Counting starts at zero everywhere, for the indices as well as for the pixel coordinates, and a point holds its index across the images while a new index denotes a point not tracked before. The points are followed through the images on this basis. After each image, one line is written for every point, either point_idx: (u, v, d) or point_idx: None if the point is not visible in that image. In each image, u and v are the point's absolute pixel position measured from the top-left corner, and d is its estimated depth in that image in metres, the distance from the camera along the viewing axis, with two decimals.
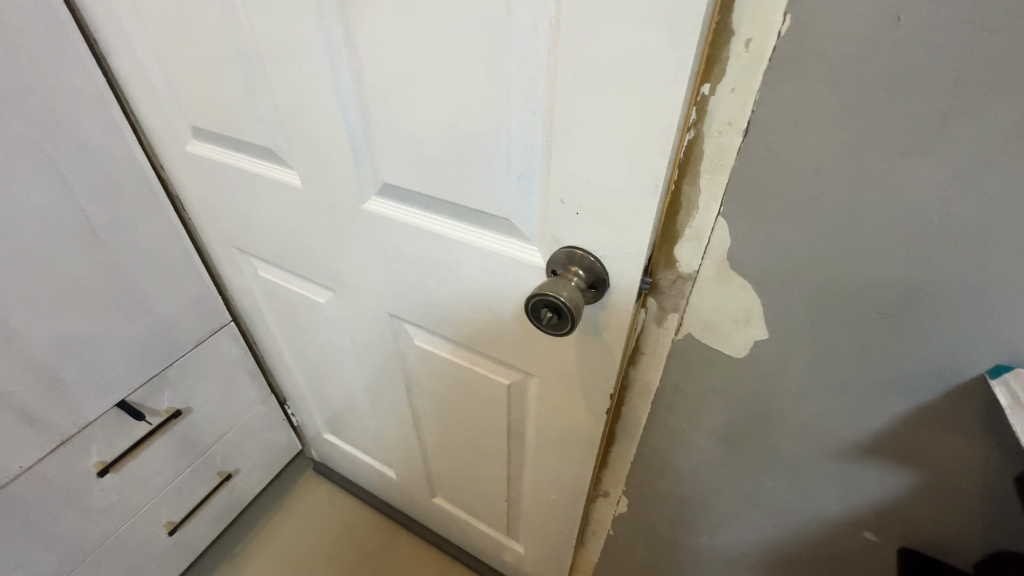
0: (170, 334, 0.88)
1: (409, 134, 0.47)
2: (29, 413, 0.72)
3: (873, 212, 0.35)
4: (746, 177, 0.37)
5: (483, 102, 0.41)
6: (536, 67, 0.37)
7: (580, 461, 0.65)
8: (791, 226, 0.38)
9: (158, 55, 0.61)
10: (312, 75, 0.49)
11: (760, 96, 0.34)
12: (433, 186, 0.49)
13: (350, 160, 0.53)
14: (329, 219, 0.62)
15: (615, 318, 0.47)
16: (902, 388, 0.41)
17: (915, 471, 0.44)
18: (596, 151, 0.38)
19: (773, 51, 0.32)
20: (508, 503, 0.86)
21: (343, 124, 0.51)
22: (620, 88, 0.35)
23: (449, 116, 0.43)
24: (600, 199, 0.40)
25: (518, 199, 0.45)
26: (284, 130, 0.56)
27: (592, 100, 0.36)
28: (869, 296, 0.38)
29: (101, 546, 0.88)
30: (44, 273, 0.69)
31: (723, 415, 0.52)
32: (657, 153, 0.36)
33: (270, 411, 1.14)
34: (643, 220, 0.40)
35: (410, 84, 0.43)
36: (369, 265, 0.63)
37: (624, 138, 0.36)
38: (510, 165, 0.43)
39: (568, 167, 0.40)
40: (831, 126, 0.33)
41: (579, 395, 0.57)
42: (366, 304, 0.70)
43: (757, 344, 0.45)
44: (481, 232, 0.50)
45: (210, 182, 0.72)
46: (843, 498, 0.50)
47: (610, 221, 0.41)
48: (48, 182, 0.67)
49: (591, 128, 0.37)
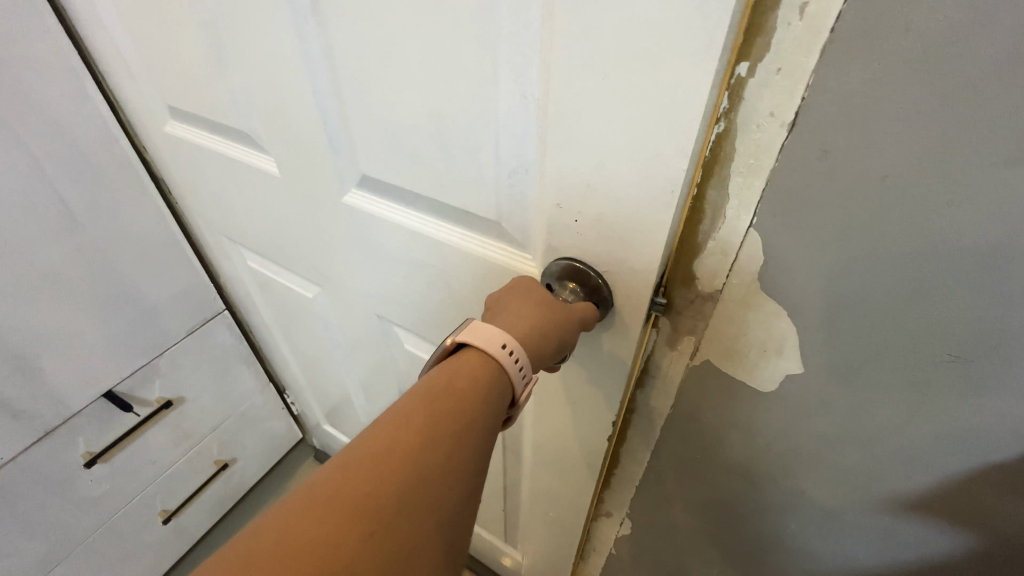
0: (161, 325, 0.84)
1: (387, 123, 0.40)
2: (10, 406, 0.69)
3: (952, 236, 0.27)
4: (789, 183, 0.30)
5: (466, 85, 0.34)
6: (530, 41, 0.30)
7: (579, 484, 0.60)
8: (842, 245, 0.31)
9: (125, 29, 0.55)
10: (281, 49, 0.42)
11: (814, 81, 0.26)
12: (416, 180, 0.42)
13: (328, 149, 0.47)
14: (310, 212, 0.56)
15: (620, 341, 0.40)
16: (967, 442, 0.34)
17: (971, 531, 0.38)
18: (600, 148, 0.31)
19: (836, 22, 0.24)
20: (504, 513, 0.82)
21: (317, 107, 0.44)
22: (631, 70, 0.27)
23: (428, 100, 0.36)
24: (606, 204, 0.33)
25: (509, 201, 0.38)
26: (258, 113, 0.50)
27: (596, 85, 0.29)
28: (936, 335, 0.31)
29: (93, 535, 0.87)
30: (20, 261, 0.65)
31: (745, 450, 0.45)
32: (675, 155, 0.29)
33: (269, 401, 1.11)
34: (657, 231, 0.33)
35: (384, 63, 0.37)
36: (354, 262, 0.58)
37: (636, 134, 0.29)
38: (499, 162, 0.36)
39: (569, 165, 0.33)
40: (907, 125, 0.25)
41: (579, 419, 0.51)
42: (354, 303, 0.65)
43: (790, 378, 0.38)
44: (467, 234, 0.44)
45: (191, 167, 0.67)
46: (877, 549, 0.44)
47: (617, 233, 0.34)
48: (20, 164, 0.62)
49: (594, 120, 0.30)
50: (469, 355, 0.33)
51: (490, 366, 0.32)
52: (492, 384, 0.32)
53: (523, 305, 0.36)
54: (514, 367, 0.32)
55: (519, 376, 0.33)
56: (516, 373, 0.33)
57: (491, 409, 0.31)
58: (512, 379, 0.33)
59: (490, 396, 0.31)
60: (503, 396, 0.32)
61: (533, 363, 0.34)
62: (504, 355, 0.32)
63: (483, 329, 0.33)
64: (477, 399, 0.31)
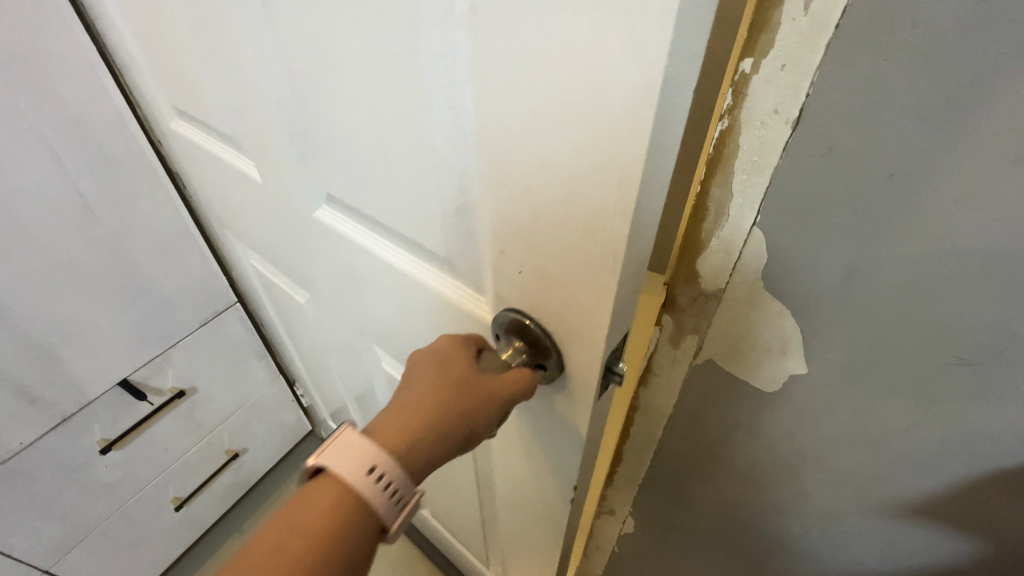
0: (174, 316, 0.85)
1: (342, 142, 0.39)
2: (28, 391, 0.71)
3: (963, 236, 0.27)
4: (795, 180, 0.29)
5: (407, 109, 0.32)
6: (461, 72, 0.28)
7: (546, 526, 0.58)
8: (847, 245, 0.30)
9: (128, 28, 0.55)
10: (248, 56, 0.41)
11: (820, 75, 0.26)
12: (380, 206, 0.41)
13: (299, 161, 0.47)
14: (296, 223, 0.56)
15: (570, 396, 0.40)
16: (974, 446, 0.34)
17: (977, 536, 0.38)
18: (536, 196, 0.29)
19: (841, 16, 0.24)
20: (486, 540, 0.80)
21: (285, 119, 0.43)
22: (561, 120, 0.25)
23: (374, 122, 0.35)
24: (550, 253, 0.31)
25: (458, 235, 0.36)
26: (240, 122, 0.50)
27: (526, 129, 0.26)
28: (943, 337, 0.30)
29: (107, 519, 0.89)
30: (39, 251, 0.66)
31: (748, 452, 0.45)
32: (610, 214, 0.27)
33: (279, 392, 1.12)
34: (601, 291, 0.31)
35: (332, 77, 0.35)
36: (336, 279, 0.57)
37: (570, 187, 0.27)
38: (443, 193, 0.34)
39: (512, 211, 0.31)
40: (915, 122, 0.25)
41: (539, 463, 0.50)
42: (342, 316, 0.65)
43: (794, 378, 0.38)
44: (422, 267, 0.43)
45: (198, 165, 0.68)
46: (880, 552, 0.44)
47: (564, 283, 0.32)
48: (40, 157, 0.63)
49: (527, 166, 0.28)
50: (328, 480, 0.33)
51: (353, 488, 0.33)
52: (352, 512, 0.33)
53: (393, 419, 0.36)
54: (379, 491, 0.33)
55: (388, 500, 0.34)
56: (384, 493, 0.34)
57: (342, 550, 0.32)
58: (376, 507, 0.33)
59: (343, 534, 0.32)
60: (365, 525, 0.33)
61: (406, 476, 0.35)
62: (367, 477, 0.33)
63: (344, 451, 0.34)
64: (331, 534, 0.32)
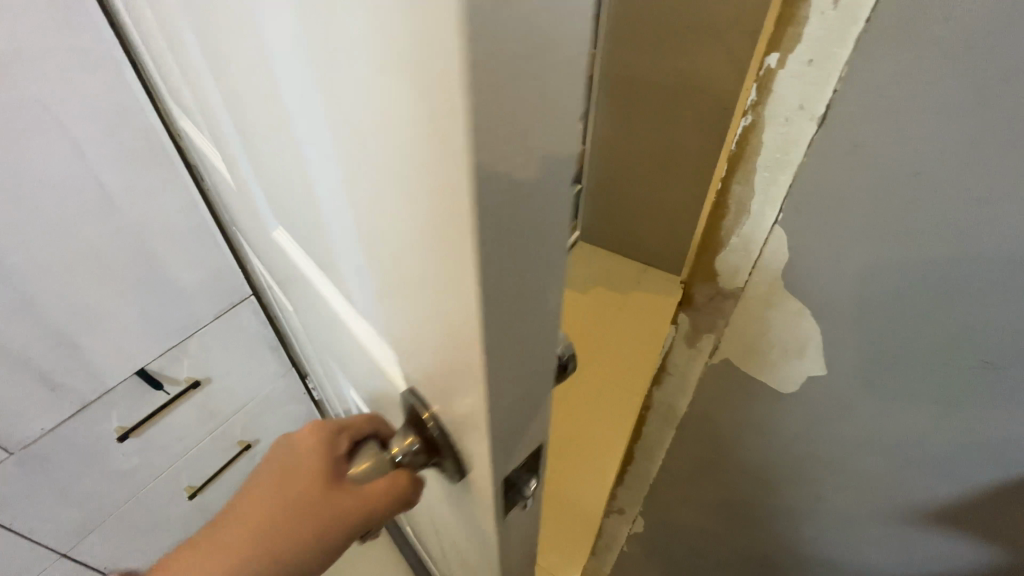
0: (190, 307, 0.87)
1: (275, 172, 0.37)
2: (49, 378, 0.73)
3: (989, 237, 0.26)
4: (818, 178, 0.29)
5: (304, 154, 0.29)
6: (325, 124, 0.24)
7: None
8: (872, 245, 0.30)
9: (140, 24, 0.55)
10: (203, 72, 0.39)
11: (849, 70, 0.25)
12: (316, 241, 0.38)
13: (254, 181, 0.44)
14: (269, 233, 0.52)
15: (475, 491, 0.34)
16: (995, 451, 0.33)
17: (996, 543, 0.37)
18: (406, 276, 0.24)
19: (872, 10, 0.23)
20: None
21: (236, 139, 0.41)
22: (405, 194, 0.20)
23: (289, 160, 0.32)
24: (428, 339, 0.26)
25: (366, 292, 0.33)
26: (210, 124, 0.46)
27: (382, 199, 0.22)
28: (966, 339, 0.30)
29: (123, 505, 0.91)
30: (63, 241, 0.68)
31: (763, 454, 0.44)
32: (465, 316, 0.21)
33: (291, 385, 1.14)
34: (474, 394, 0.25)
35: (253, 109, 0.32)
36: (306, 297, 0.53)
37: (427, 276, 0.22)
38: (348, 247, 0.31)
39: (393, 284, 0.26)
40: (943, 118, 0.25)
41: (470, 536, 0.44)
42: (320, 333, 0.61)
43: (812, 380, 0.37)
44: (353, 310, 0.39)
45: (209, 164, 0.67)
46: (896, 556, 0.43)
47: (445, 378, 0.27)
48: (61, 148, 0.64)
49: (392, 240, 0.23)
50: None
51: None
52: None
53: None
54: None
55: None
56: None
57: None
58: None
59: None
60: None
61: None
62: None
63: None
64: None
